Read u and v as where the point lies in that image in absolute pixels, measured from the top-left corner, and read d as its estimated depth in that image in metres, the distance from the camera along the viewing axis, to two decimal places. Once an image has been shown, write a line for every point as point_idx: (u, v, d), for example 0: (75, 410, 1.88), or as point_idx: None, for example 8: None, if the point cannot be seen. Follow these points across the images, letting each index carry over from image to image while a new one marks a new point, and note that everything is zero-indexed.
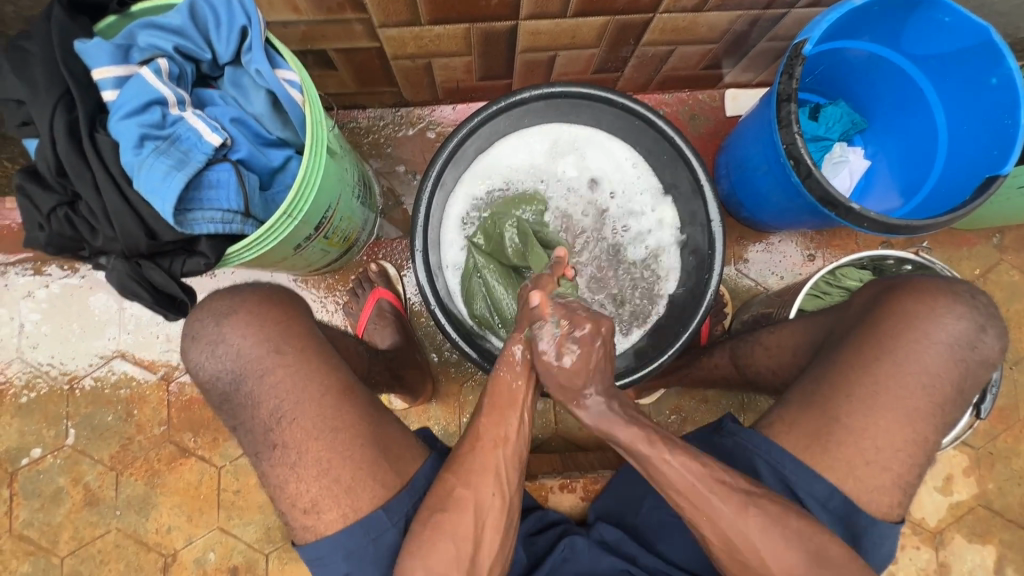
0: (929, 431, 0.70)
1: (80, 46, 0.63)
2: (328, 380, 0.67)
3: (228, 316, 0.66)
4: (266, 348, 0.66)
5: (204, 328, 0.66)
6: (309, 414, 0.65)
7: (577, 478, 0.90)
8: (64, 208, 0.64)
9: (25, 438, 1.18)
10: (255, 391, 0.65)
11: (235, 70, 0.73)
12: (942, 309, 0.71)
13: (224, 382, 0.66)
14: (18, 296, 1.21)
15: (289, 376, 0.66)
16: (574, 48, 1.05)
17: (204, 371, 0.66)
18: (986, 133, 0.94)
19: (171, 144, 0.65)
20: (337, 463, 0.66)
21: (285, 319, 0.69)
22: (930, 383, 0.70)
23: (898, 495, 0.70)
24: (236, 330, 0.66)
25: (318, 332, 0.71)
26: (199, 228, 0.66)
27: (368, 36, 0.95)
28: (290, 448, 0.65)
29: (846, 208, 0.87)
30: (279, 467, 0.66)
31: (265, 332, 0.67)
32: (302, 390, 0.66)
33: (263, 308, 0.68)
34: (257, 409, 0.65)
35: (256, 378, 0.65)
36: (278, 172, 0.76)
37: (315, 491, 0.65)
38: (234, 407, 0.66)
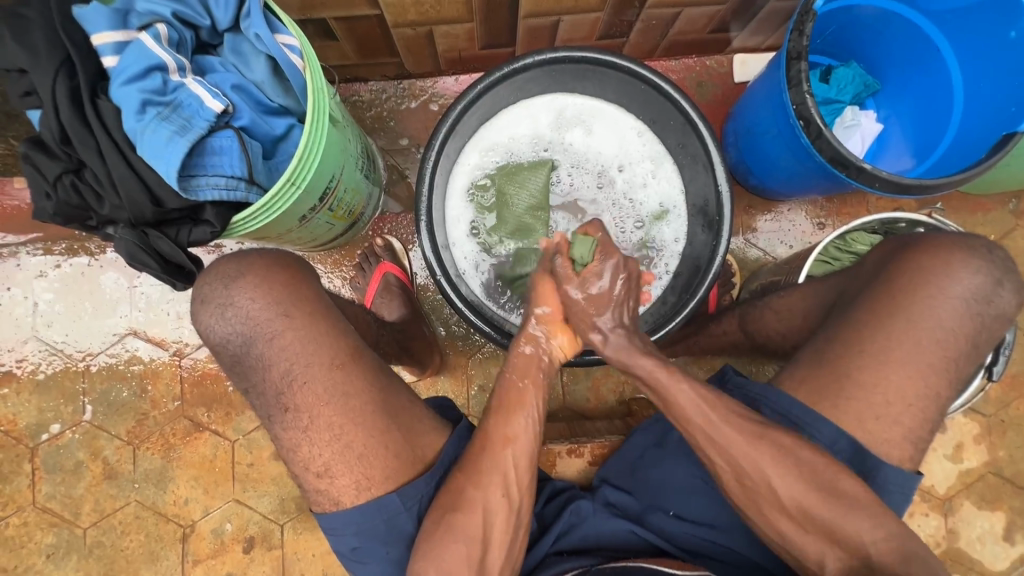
0: (937, 387, 0.69)
1: (78, 11, 0.62)
2: (336, 344, 0.67)
3: (236, 279, 0.66)
4: (274, 312, 0.66)
5: (213, 292, 0.66)
6: (319, 379, 0.65)
7: (585, 443, 0.90)
8: (69, 176, 0.64)
9: (44, 415, 1.21)
10: (264, 354, 0.65)
11: (235, 37, 0.73)
12: (962, 265, 0.70)
13: (234, 345, 0.66)
14: (31, 277, 1.22)
15: (297, 338, 0.66)
16: (578, 13, 1.03)
17: (213, 334, 0.66)
18: (1005, 88, 0.91)
19: (173, 110, 0.64)
20: (349, 429, 0.66)
21: (293, 283, 0.68)
22: (944, 338, 0.69)
23: (910, 450, 0.70)
24: (245, 293, 0.66)
25: (326, 296, 0.71)
26: (204, 194, 0.66)
27: (368, 3, 0.93)
28: (301, 412, 0.65)
29: (857, 168, 0.85)
30: (290, 431, 0.66)
31: (274, 295, 0.66)
32: (312, 351, 0.66)
33: (271, 273, 0.68)
34: (268, 372, 0.66)
35: (265, 340, 0.65)
36: (281, 141, 0.76)
37: (327, 456, 0.66)
38: (245, 370, 0.66)
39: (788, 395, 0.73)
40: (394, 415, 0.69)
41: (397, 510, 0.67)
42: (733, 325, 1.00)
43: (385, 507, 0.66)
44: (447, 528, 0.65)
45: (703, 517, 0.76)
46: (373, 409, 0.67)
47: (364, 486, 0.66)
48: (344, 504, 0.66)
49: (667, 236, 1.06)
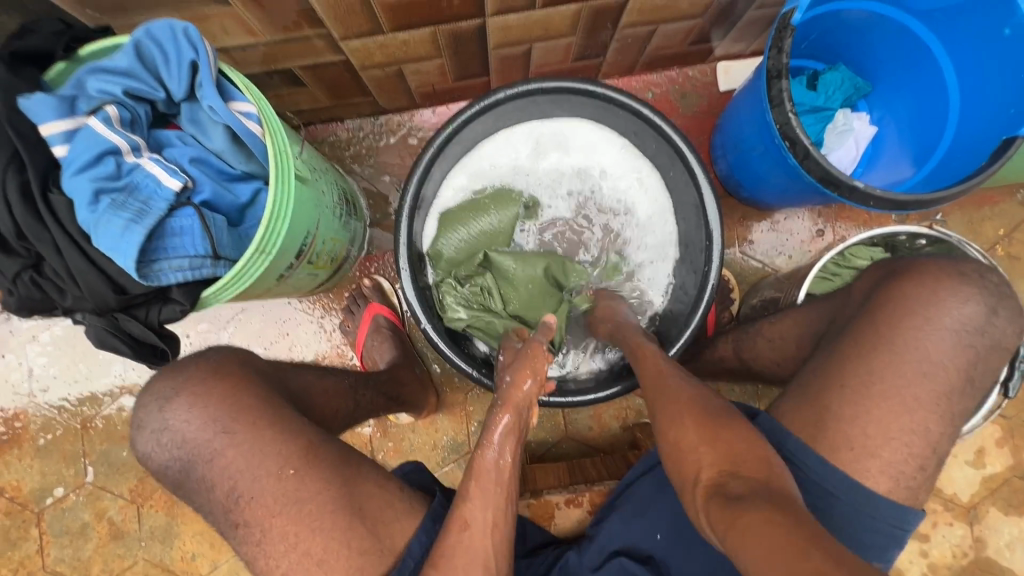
0: (942, 428, 0.65)
1: (24, 102, 0.61)
2: (286, 451, 0.65)
3: (170, 401, 0.66)
4: (213, 430, 0.65)
5: (149, 416, 0.67)
6: (269, 491, 0.63)
7: (583, 492, 0.87)
8: (28, 272, 0.63)
9: (47, 478, 1.21)
10: (205, 475, 0.65)
11: (191, 106, 0.71)
12: (947, 293, 0.66)
13: (175, 469, 0.66)
14: (24, 341, 1.22)
15: (239, 454, 0.64)
16: (550, 39, 1.00)
17: (153, 460, 0.67)
18: (1001, 89, 0.86)
19: (128, 195, 0.63)
20: (306, 537, 0.63)
21: (231, 394, 0.67)
22: (933, 371, 0.65)
23: (893, 485, 0.66)
24: (179, 415, 0.66)
25: (272, 397, 0.69)
26: (167, 278, 0.64)
27: (331, 50, 0.91)
28: (252, 526, 0.63)
29: (849, 186, 0.81)
30: (247, 545, 0.64)
31: (210, 413, 0.65)
32: (257, 465, 0.64)
33: (207, 387, 0.67)
34: (212, 492, 0.65)
35: (206, 462, 0.65)
36: (248, 208, 0.74)
37: (285, 566, 0.63)
38: (190, 492, 0.66)
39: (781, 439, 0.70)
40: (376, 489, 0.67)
41: None
42: (728, 350, 0.97)
43: None
44: None
45: None
46: (335, 508, 0.64)
47: None
48: None
49: (660, 258, 1.03)
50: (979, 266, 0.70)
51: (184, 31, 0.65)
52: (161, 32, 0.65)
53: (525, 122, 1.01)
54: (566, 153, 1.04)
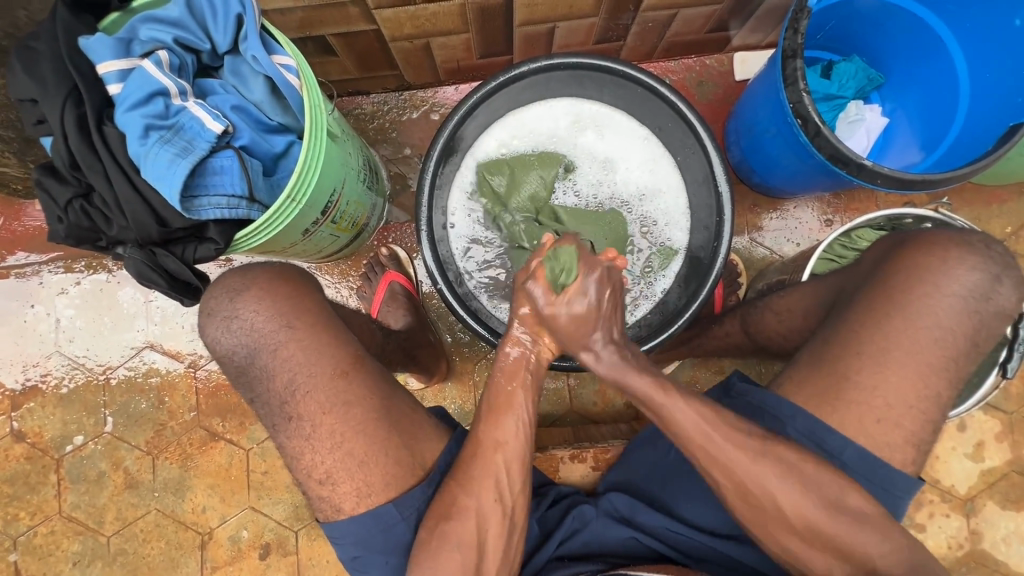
0: (942, 387, 0.68)
1: (84, 42, 0.65)
2: (342, 353, 0.70)
3: (241, 293, 0.69)
4: (278, 323, 0.68)
5: (219, 305, 0.69)
6: (322, 388, 0.68)
7: (588, 448, 0.90)
8: (79, 201, 0.67)
9: (68, 427, 1.25)
10: (269, 364, 0.68)
11: (235, 59, 0.75)
12: (954, 263, 0.69)
13: (240, 356, 0.69)
14: (52, 293, 1.27)
15: (302, 349, 0.68)
16: (573, 18, 1.04)
17: (220, 346, 0.69)
18: (1016, 76, 0.89)
19: (175, 133, 0.67)
20: (349, 436, 0.67)
21: (295, 294, 0.71)
22: (942, 337, 0.68)
23: (911, 452, 0.69)
24: (249, 306, 0.69)
25: (328, 308, 0.74)
26: (206, 213, 0.68)
27: (365, 18, 0.95)
28: (304, 421, 0.68)
29: (858, 164, 0.84)
30: (295, 439, 0.68)
31: (277, 307, 0.69)
32: (315, 362, 0.68)
33: (274, 285, 0.70)
34: (273, 381, 0.68)
35: (270, 352, 0.68)
36: (282, 158, 0.78)
37: (329, 463, 0.67)
38: (250, 380, 0.69)
39: (786, 398, 0.72)
40: (394, 424, 0.70)
41: (395, 521, 0.68)
42: (735, 326, 0.99)
43: (373, 520, 0.68)
44: (438, 531, 0.66)
45: (708, 525, 0.76)
46: (355, 424, 0.68)
47: (365, 493, 0.68)
48: (346, 511, 0.68)
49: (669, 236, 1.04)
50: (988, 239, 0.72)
51: None
52: None
53: (575, 95, 1.03)
54: (606, 138, 1.05)
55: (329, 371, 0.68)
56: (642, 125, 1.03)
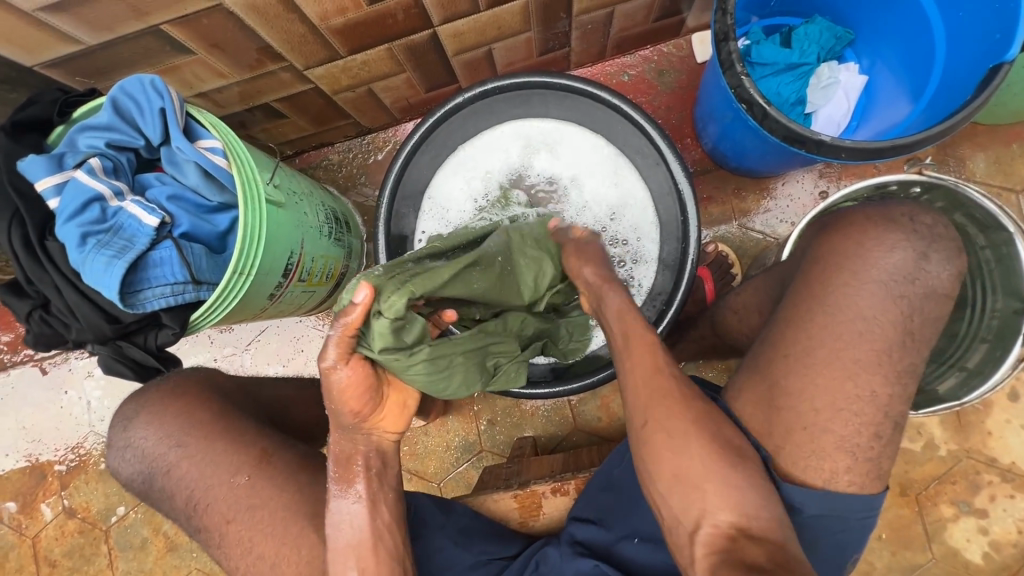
0: (878, 383, 0.62)
1: (22, 165, 0.70)
2: (240, 460, 0.76)
3: (132, 422, 0.80)
4: (168, 444, 0.78)
5: (120, 438, 0.81)
6: (218, 499, 0.75)
7: (568, 479, 0.86)
8: (38, 311, 0.72)
9: (110, 499, 1.34)
10: (165, 485, 0.77)
11: (168, 149, 0.78)
12: (870, 244, 0.65)
13: (141, 481, 0.79)
14: (81, 377, 1.37)
15: (193, 465, 0.77)
16: (507, 37, 1.01)
17: (126, 474, 0.80)
18: (984, 13, 0.79)
19: (113, 235, 0.70)
20: (258, 539, 0.72)
21: (181, 413, 0.80)
22: (867, 329, 0.63)
23: (869, 466, 0.63)
24: (139, 434, 0.79)
25: (223, 414, 0.81)
26: (152, 304, 0.71)
27: (299, 80, 0.96)
28: (212, 530, 0.75)
29: (815, 142, 0.77)
30: (211, 546, 0.75)
31: (162, 431, 0.79)
32: (208, 474, 0.76)
33: (162, 407, 0.81)
34: (174, 500, 0.77)
35: (163, 473, 0.77)
36: (227, 235, 0.81)
37: (242, 567, 0.72)
38: (156, 500, 0.79)
39: (755, 413, 0.67)
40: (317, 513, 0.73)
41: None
42: (706, 328, 0.94)
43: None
44: None
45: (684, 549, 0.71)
46: (286, 512, 0.73)
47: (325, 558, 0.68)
48: None
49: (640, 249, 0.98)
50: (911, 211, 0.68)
51: (152, 82, 0.73)
52: (132, 87, 0.73)
53: (519, 119, 1.00)
54: (560, 155, 1.00)
55: (230, 477, 0.75)
56: (595, 134, 0.98)
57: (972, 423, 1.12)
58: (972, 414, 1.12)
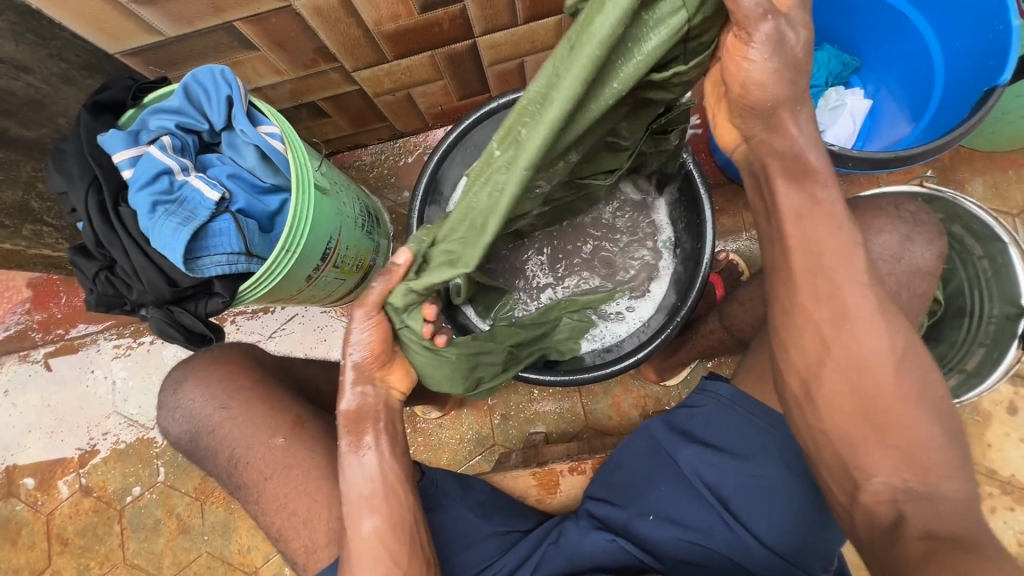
0: None
1: (101, 138, 0.77)
2: (277, 423, 0.81)
3: (181, 384, 0.85)
4: (214, 406, 0.83)
5: (169, 399, 0.86)
6: (259, 457, 0.79)
7: (586, 459, 0.91)
8: (104, 272, 0.78)
9: (127, 479, 1.37)
10: (210, 443, 0.82)
11: (229, 134, 0.85)
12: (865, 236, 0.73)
13: (188, 439, 0.84)
14: (109, 358, 1.42)
15: (235, 425, 0.81)
16: (539, 51, 1.10)
17: (173, 432, 0.85)
18: (979, 44, 0.87)
19: (179, 205, 0.76)
20: (293, 497, 0.76)
21: (226, 377, 0.85)
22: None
23: None
24: (187, 395, 0.84)
25: (262, 379, 0.86)
26: (208, 271, 0.77)
27: (346, 81, 1.04)
28: (251, 488, 0.79)
29: (825, 151, 0.84)
30: (250, 501, 0.79)
31: (210, 392, 0.84)
32: (249, 434, 0.80)
33: (208, 371, 0.85)
34: (217, 458, 0.82)
35: (209, 432, 0.82)
36: (276, 215, 0.87)
37: (279, 523, 0.77)
38: (201, 457, 0.84)
39: None
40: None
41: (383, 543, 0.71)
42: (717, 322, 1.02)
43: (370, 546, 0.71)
44: None
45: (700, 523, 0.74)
46: (319, 473, 0.77)
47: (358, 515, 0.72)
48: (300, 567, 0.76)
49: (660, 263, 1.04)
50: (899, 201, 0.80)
51: (222, 72, 0.80)
52: (204, 75, 0.80)
53: None
54: None
55: (268, 438, 0.79)
56: None
57: (972, 435, 1.16)
58: (973, 425, 1.16)
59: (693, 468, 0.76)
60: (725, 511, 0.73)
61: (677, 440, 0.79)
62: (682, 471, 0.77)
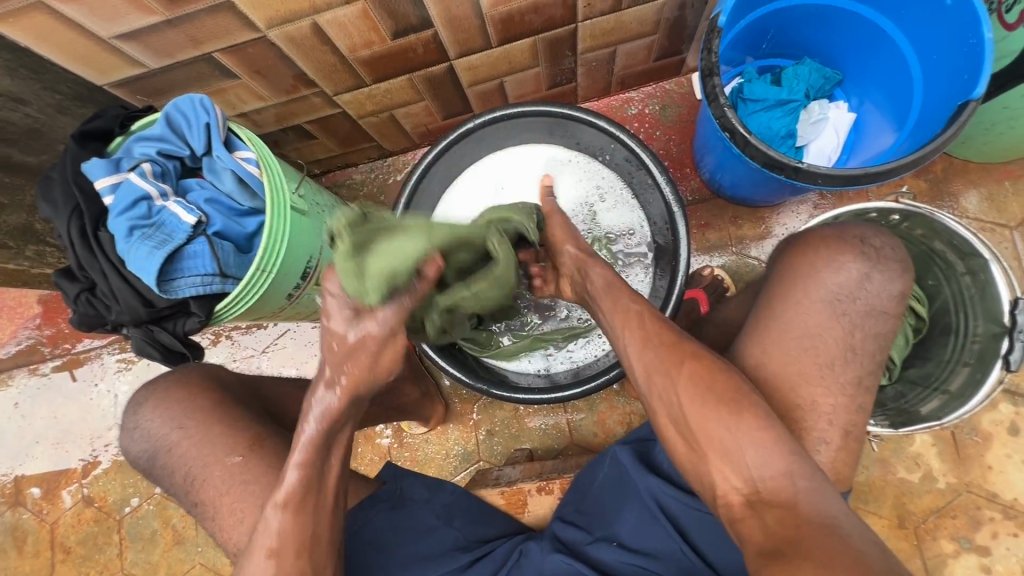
0: (867, 372, 0.70)
1: (86, 166, 0.81)
2: (234, 441, 0.81)
3: (141, 405, 0.86)
4: (172, 425, 0.83)
5: (129, 419, 0.87)
6: (214, 475, 0.79)
7: (554, 480, 0.94)
8: (85, 293, 0.82)
9: (126, 490, 1.41)
10: (166, 461, 0.83)
11: (210, 159, 0.88)
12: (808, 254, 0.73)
13: (146, 457, 0.85)
14: (112, 371, 1.47)
15: (191, 444, 0.82)
16: (517, 71, 1.11)
17: (131, 451, 0.86)
18: (955, 57, 0.86)
19: (156, 229, 0.80)
20: (247, 510, 0.77)
21: (185, 399, 0.85)
22: (816, 330, 0.70)
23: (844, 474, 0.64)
24: (147, 414, 0.85)
25: (225, 401, 0.87)
26: (183, 292, 0.80)
27: (328, 105, 1.08)
28: (207, 504, 0.79)
29: (793, 168, 0.83)
30: (208, 518, 0.79)
31: (168, 412, 0.85)
32: (207, 452, 0.81)
33: (169, 392, 0.86)
34: (174, 475, 0.82)
35: (166, 450, 0.83)
36: (254, 236, 0.90)
37: (237, 537, 0.77)
38: (158, 475, 0.84)
39: None
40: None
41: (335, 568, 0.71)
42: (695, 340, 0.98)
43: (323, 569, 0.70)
44: None
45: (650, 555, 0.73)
46: None
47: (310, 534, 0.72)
48: None
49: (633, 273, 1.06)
50: (866, 234, 0.75)
51: (200, 101, 0.84)
52: (185, 104, 0.84)
53: (530, 143, 1.08)
54: (561, 181, 1.08)
55: (225, 456, 0.80)
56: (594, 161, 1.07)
57: (971, 457, 1.11)
58: (971, 447, 1.11)
59: (654, 496, 0.76)
60: (683, 539, 0.73)
61: (640, 469, 0.77)
62: (643, 499, 0.77)
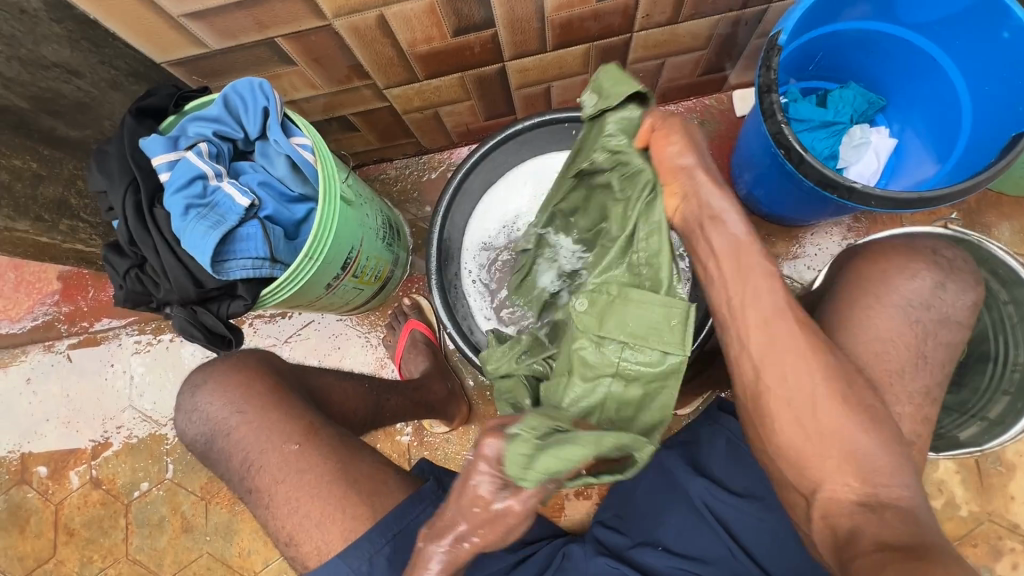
0: (920, 392, 0.71)
1: (143, 142, 0.81)
2: (291, 428, 0.81)
3: (200, 388, 0.86)
4: (231, 409, 0.83)
5: (184, 400, 0.87)
6: (273, 463, 0.79)
7: None
8: (135, 269, 0.82)
9: (136, 474, 1.39)
10: (224, 445, 0.82)
11: (264, 143, 0.87)
12: (897, 272, 0.74)
13: (202, 441, 0.84)
14: (128, 352, 1.45)
15: (251, 430, 0.81)
16: (566, 77, 1.12)
17: (187, 433, 0.86)
18: (1008, 89, 0.87)
19: (211, 209, 0.79)
20: (304, 500, 0.77)
21: (244, 384, 0.84)
22: (885, 346, 0.71)
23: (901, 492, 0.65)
24: (205, 397, 0.85)
25: (282, 387, 0.86)
26: (234, 273, 0.80)
27: (378, 98, 1.08)
28: (263, 491, 0.79)
29: (847, 187, 0.84)
30: (260, 505, 0.79)
31: (226, 396, 0.84)
32: (265, 439, 0.80)
33: (225, 376, 0.86)
34: (230, 460, 0.82)
35: (224, 435, 0.82)
36: (302, 223, 0.90)
37: (289, 526, 0.77)
38: (213, 459, 0.84)
39: None
40: (356, 482, 0.78)
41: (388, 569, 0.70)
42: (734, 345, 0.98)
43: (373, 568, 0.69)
44: None
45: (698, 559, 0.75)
46: (331, 478, 0.78)
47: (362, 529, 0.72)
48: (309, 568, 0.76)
49: None
50: (936, 245, 0.78)
51: (260, 84, 0.83)
52: (243, 87, 0.83)
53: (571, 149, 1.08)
54: None
55: (282, 443, 0.79)
56: None
57: (994, 486, 1.11)
58: (995, 476, 1.12)
59: (702, 500, 0.78)
60: (731, 541, 0.75)
61: (689, 473, 0.80)
62: (692, 503, 0.78)
